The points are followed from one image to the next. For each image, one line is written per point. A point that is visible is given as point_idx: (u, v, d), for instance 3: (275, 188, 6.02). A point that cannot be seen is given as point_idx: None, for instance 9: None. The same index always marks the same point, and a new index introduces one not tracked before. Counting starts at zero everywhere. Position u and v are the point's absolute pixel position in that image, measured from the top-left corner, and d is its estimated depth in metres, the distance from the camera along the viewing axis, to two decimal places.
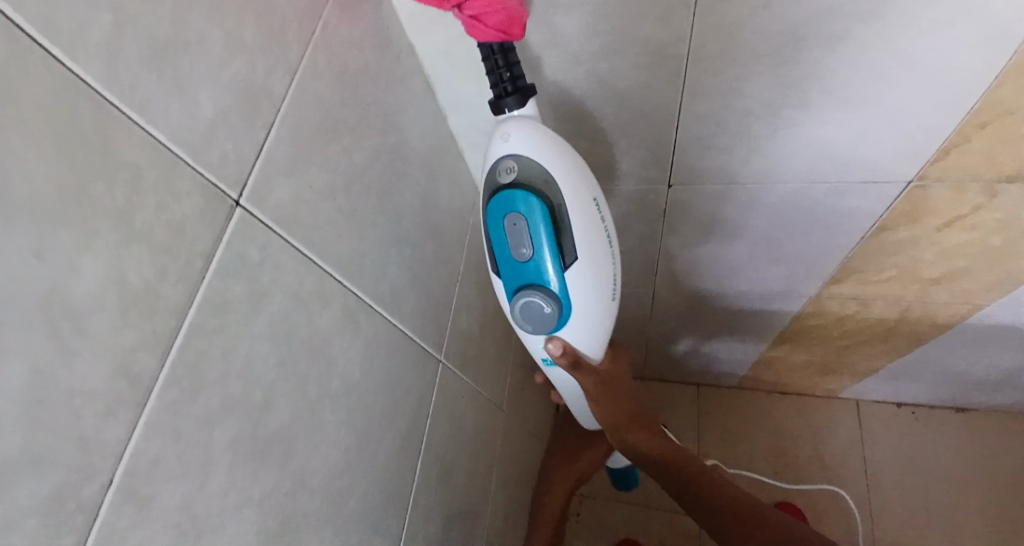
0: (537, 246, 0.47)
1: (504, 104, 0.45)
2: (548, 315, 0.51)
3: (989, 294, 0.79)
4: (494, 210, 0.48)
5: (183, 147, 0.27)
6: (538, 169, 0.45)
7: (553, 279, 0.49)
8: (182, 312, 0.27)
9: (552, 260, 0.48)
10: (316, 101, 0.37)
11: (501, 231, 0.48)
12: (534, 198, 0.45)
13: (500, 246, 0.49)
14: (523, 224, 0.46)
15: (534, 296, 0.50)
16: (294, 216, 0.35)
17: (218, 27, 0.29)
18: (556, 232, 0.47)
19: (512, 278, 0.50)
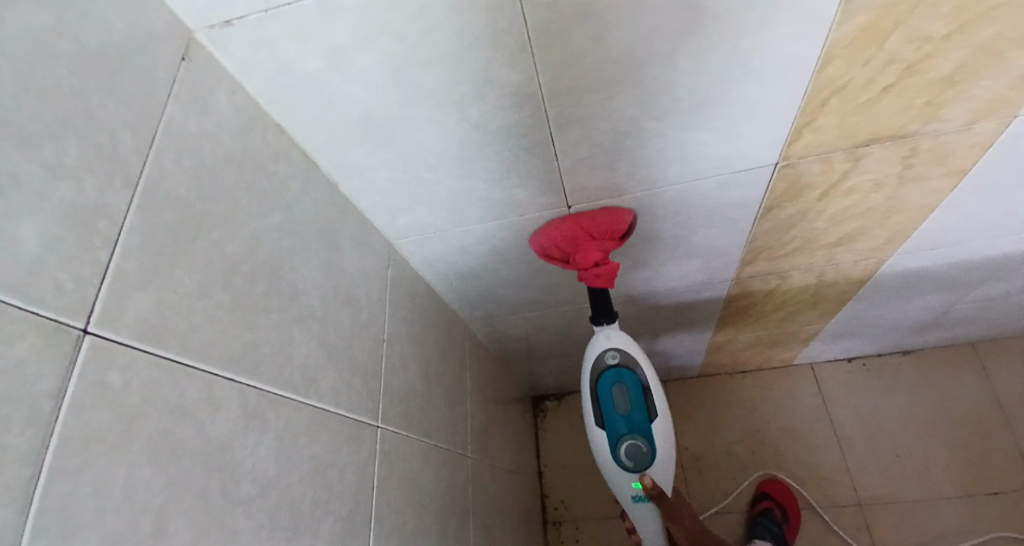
0: (634, 405, 0.69)
1: (598, 321, 0.72)
2: (644, 455, 0.68)
3: (889, 245, 0.83)
4: (601, 381, 0.70)
5: (9, 287, 0.26)
6: (631, 351, 0.70)
7: (645, 427, 0.69)
8: (35, 459, 0.26)
9: (644, 416, 0.69)
10: (170, 204, 0.36)
11: (607, 396, 0.70)
12: (633, 374, 0.70)
13: (605, 407, 0.70)
14: (625, 390, 0.70)
15: (635, 436, 0.68)
16: (160, 325, 0.34)
17: (32, 158, 0.28)
18: (645, 395, 0.70)
19: (614, 430, 0.69)
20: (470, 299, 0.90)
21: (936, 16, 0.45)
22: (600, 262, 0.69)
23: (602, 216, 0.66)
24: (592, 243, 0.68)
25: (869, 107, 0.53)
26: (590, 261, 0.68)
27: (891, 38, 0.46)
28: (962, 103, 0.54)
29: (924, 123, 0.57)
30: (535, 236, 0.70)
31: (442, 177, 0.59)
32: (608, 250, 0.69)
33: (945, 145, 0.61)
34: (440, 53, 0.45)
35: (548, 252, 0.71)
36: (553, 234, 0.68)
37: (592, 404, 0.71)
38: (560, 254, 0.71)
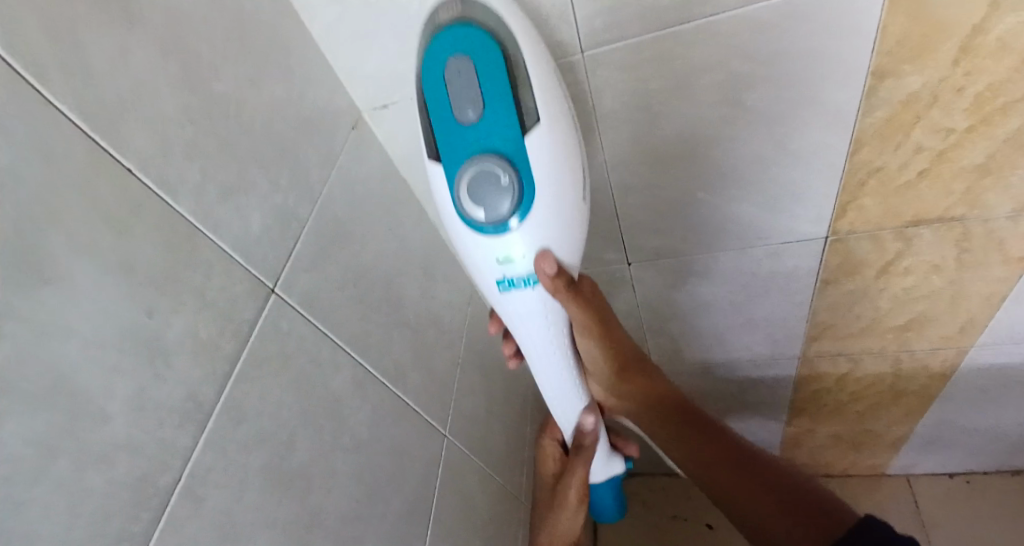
0: (487, 97, 0.39)
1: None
2: (507, 190, 0.41)
3: (967, 335, 0.80)
4: (431, 58, 0.40)
5: (242, 253, 0.41)
6: (487, 4, 0.39)
7: (509, 142, 0.40)
8: (232, 364, 0.39)
9: (506, 123, 0.40)
10: (331, 220, 0.51)
11: (438, 87, 0.40)
12: (482, 36, 0.38)
13: (438, 108, 0.41)
14: (471, 73, 0.39)
15: (486, 154, 0.40)
16: (313, 301, 0.47)
17: (265, 175, 0.44)
18: (510, 80, 0.39)
19: (454, 146, 0.41)
20: None
21: (956, 108, 0.51)
22: None
23: None
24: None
25: (908, 189, 0.59)
26: None
27: (915, 127, 0.53)
28: (1005, 190, 0.58)
29: (970, 208, 0.61)
30: None
31: None
32: None
33: (1000, 232, 0.63)
34: None
35: None
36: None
37: (422, 108, 0.42)
38: None
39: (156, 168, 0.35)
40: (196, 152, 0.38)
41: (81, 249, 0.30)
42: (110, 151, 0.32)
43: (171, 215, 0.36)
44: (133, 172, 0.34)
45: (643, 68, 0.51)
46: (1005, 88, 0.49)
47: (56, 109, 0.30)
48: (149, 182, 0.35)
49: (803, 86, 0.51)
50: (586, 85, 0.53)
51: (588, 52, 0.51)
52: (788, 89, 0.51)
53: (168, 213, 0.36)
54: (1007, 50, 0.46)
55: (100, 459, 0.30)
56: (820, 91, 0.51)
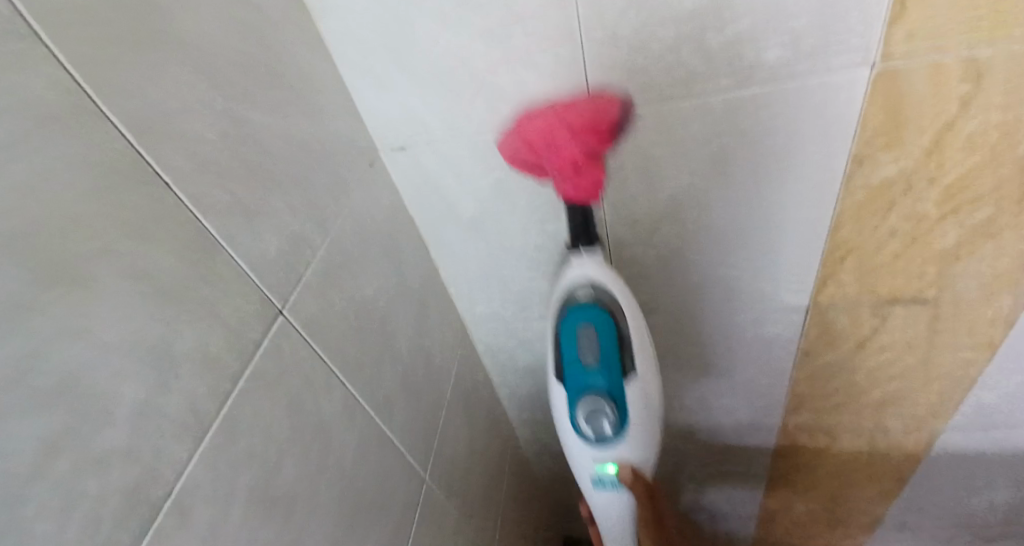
0: (603, 352, 0.56)
1: (577, 245, 0.61)
2: (610, 413, 0.56)
3: (938, 416, 0.82)
4: (567, 322, 0.57)
5: (256, 271, 0.42)
6: (608, 290, 0.58)
7: (610, 382, 0.55)
8: (233, 379, 0.40)
9: (614, 372, 0.56)
10: (340, 249, 0.53)
11: (571, 341, 0.57)
12: (605, 314, 0.57)
13: (567, 355, 0.57)
14: (593, 336, 0.56)
15: (597, 395, 0.55)
16: (315, 326, 0.48)
17: (285, 200, 0.46)
18: (620, 345, 0.57)
19: (576, 385, 0.56)
20: (524, 404, 0.95)
21: (928, 196, 0.55)
22: (580, 165, 0.57)
23: (579, 106, 0.54)
24: (570, 140, 0.55)
25: (883, 268, 0.63)
26: (567, 160, 0.57)
27: (891, 212, 0.57)
28: (974, 276, 0.62)
29: (939, 290, 0.64)
30: (503, 144, 0.58)
31: (517, 275, 0.73)
32: (592, 152, 0.56)
33: (969, 316, 0.66)
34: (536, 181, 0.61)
35: (525, 158, 0.58)
36: (525, 124, 0.56)
37: (553, 351, 0.59)
38: (539, 160, 0.58)
39: (189, 181, 0.37)
40: (226, 173, 0.40)
41: (110, 253, 0.32)
42: (153, 166, 0.35)
43: (200, 233, 0.38)
44: (171, 188, 0.36)
45: (642, 137, 0.56)
46: (973, 181, 0.54)
47: (109, 122, 0.32)
48: (185, 199, 0.37)
49: (789, 163, 0.55)
50: (591, 148, 0.57)
51: (597, 116, 0.55)
52: (775, 166, 0.56)
53: (192, 223, 0.37)
54: (974, 147, 0.51)
55: (100, 464, 0.31)
56: (804, 170, 0.55)
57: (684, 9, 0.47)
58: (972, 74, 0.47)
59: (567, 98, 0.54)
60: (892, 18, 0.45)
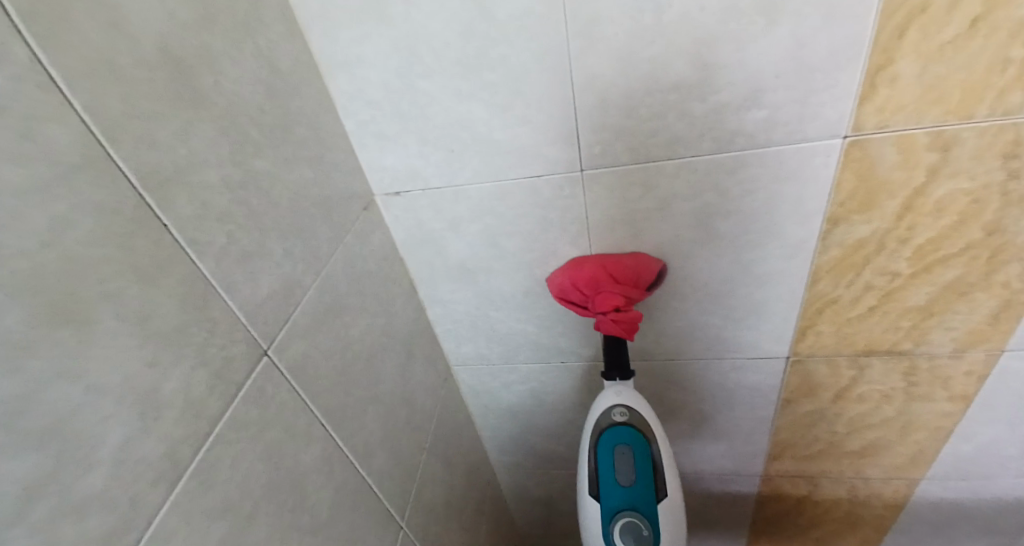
0: (638, 473, 0.60)
1: (613, 375, 0.64)
2: (647, 535, 0.57)
3: (915, 467, 0.83)
4: (604, 443, 0.61)
5: (246, 313, 0.42)
6: (644, 413, 0.61)
7: (645, 504, 0.58)
8: (215, 423, 0.39)
9: (650, 494, 0.59)
10: (330, 291, 0.53)
11: (608, 460, 0.60)
12: (642, 437, 0.60)
13: (604, 476, 0.60)
14: (629, 456, 0.60)
15: (632, 514, 0.58)
16: (300, 368, 0.48)
17: (280, 242, 0.46)
18: (654, 467, 0.60)
19: (613, 503, 0.59)
20: (506, 447, 0.94)
21: (900, 255, 0.58)
22: (621, 307, 0.61)
23: (625, 260, 0.62)
24: (614, 287, 0.61)
25: (858, 321, 0.65)
26: (611, 303, 0.61)
27: (865, 269, 0.59)
28: (946, 331, 0.64)
29: (916, 343, 0.66)
30: (552, 281, 0.65)
31: (505, 318, 0.73)
32: (632, 298, 0.61)
33: (943, 369, 0.68)
34: (526, 228, 0.63)
35: (570, 296, 0.65)
36: (575, 269, 0.63)
37: (590, 470, 0.62)
38: (581, 299, 0.64)
39: (188, 224, 0.38)
40: (225, 216, 0.41)
41: (105, 295, 0.32)
42: (154, 209, 0.35)
43: (195, 276, 0.38)
44: (170, 231, 0.36)
45: (629, 190, 0.57)
46: (942, 243, 0.56)
47: (115, 165, 0.33)
48: (182, 241, 0.37)
49: (768, 220, 0.57)
50: (581, 200, 0.59)
51: (587, 169, 0.57)
52: (755, 222, 0.58)
53: (189, 265, 0.38)
54: (942, 211, 0.54)
55: (73, 512, 0.30)
56: (783, 227, 0.57)
57: (671, 75, 0.49)
58: (939, 144, 0.50)
59: (613, 252, 0.63)
60: (863, 94, 0.48)
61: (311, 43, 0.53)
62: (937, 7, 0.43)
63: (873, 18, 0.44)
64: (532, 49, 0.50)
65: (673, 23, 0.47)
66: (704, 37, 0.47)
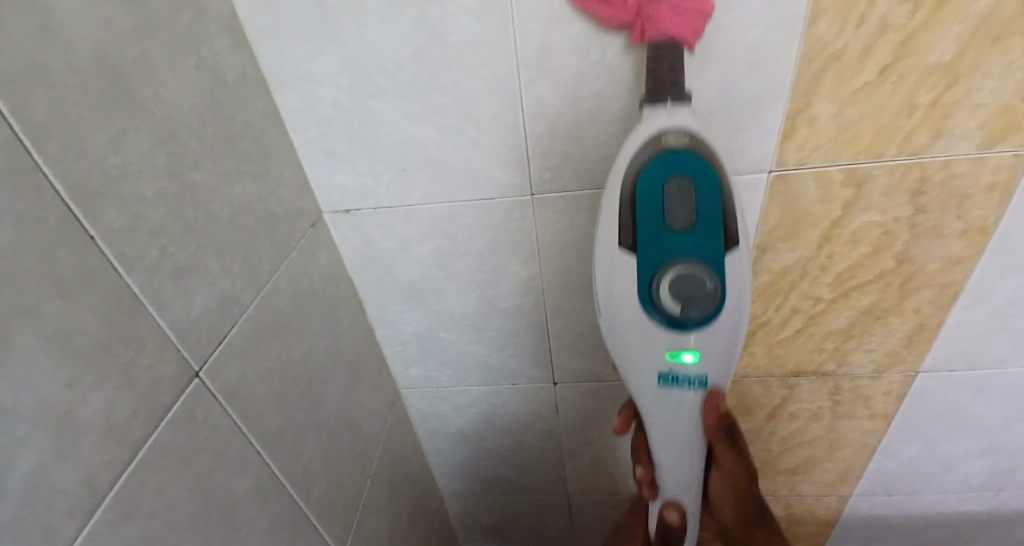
0: (705, 216, 0.40)
1: (663, 95, 0.41)
2: (709, 299, 0.42)
3: (844, 484, 0.87)
4: (651, 175, 0.39)
5: (176, 332, 0.41)
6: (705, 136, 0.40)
7: (712, 253, 0.40)
8: (138, 448, 0.37)
9: (717, 241, 0.40)
10: (270, 310, 0.52)
11: (655, 197, 0.40)
12: (709, 164, 0.39)
13: (647, 220, 0.40)
14: (691, 191, 0.39)
15: (693, 262, 0.40)
16: (234, 390, 0.47)
17: (218, 259, 0.45)
18: (724, 203, 0.40)
19: (661, 255, 0.41)
20: (455, 472, 0.92)
21: (823, 281, 0.62)
22: None
23: None
24: None
25: (786, 343, 0.68)
26: None
27: (791, 294, 0.63)
28: (866, 352, 0.68)
29: (839, 364, 0.70)
30: None
31: (455, 338, 0.73)
32: None
33: (864, 388, 0.72)
34: (476, 249, 0.63)
35: None
36: None
37: (626, 217, 0.41)
38: None
39: (117, 236, 0.36)
40: (158, 229, 0.39)
41: (24, 310, 0.31)
42: (80, 220, 0.34)
43: (122, 292, 0.36)
44: (96, 242, 0.35)
45: (576, 214, 0.59)
46: (859, 271, 0.60)
47: (42, 173, 0.32)
48: (109, 254, 0.36)
49: None
50: (531, 222, 0.60)
51: (536, 194, 0.58)
52: None
53: (115, 279, 0.36)
54: (859, 242, 0.58)
55: None
56: None
57: (616, 109, 0.52)
58: (853, 181, 0.54)
59: None
60: (785, 135, 0.51)
61: (260, 58, 0.52)
62: (850, 57, 0.47)
63: (793, 65, 0.48)
64: (484, 76, 0.51)
65: (617, 61, 0.49)
66: None
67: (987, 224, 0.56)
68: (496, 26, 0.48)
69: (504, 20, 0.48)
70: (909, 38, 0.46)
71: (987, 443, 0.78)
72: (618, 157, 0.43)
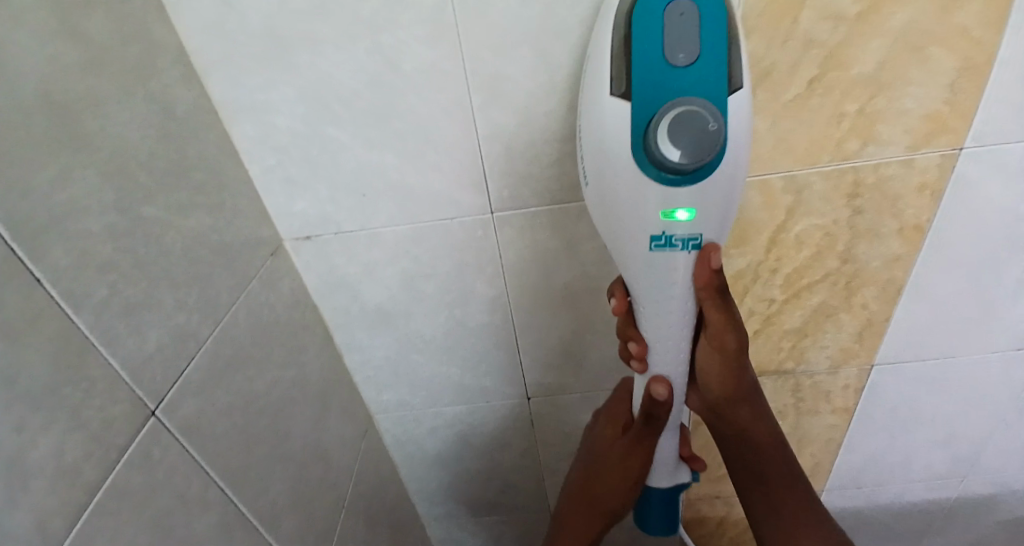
0: (706, 48, 0.37)
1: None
2: (711, 144, 0.38)
3: (814, 480, 0.89)
4: (649, 2, 0.37)
5: (128, 370, 0.40)
6: None
7: (713, 90, 0.38)
8: (91, 492, 0.36)
9: (718, 76, 0.38)
10: (230, 342, 0.51)
11: (654, 26, 0.37)
12: None
13: (644, 51, 0.38)
14: (692, 20, 0.37)
15: (693, 99, 0.38)
16: (194, 427, 0.46)
17: (172, 294, 0.45)
18: (727, 36, 0.38)
19: (659, 91, 0.38)
20: (433, 496, 0.91)
21: (775, 283, 0.64)
22: None
23: None
24: None
25: None
26: None
27: (746, 297, 0.65)
28: (822, 349, 0.71)
29: (797, 362, 0.72)
30: None
31: (426, 360, 0.73)
32: None
33: (824, 384, 0.75)
34: (440, 269, 0.64)
35: None
36: None
37: (619, 58, 0.39)
38: None
39: (64, 276, 0.36)
40: (108, 266, 0.39)
41: None
42: (25, 262, 0.33)
43: (70, 333, 0.36)
44: (42, 284, 0.34)
45: (537, 230, 0.60)
46: (807, 272, 0.63)
47: None
48: (55, 295, 0.35)
49: None
50: (493, 240, 0.61)
51: (496, 212, 0.59)
52: None
53: (63, 320, 0.35)
54: (805, 244, 0.61)
55: None
56: None
57: (568, 128, 0.53)
58: (793, 188, 0.56)
59: None
60: None
61: (212, 90, 0.52)
62: (780, 73, 0.50)
63: None
64: (438, 100, 0.52)
65: (565, 83, 0.51)
66: None
67: (921, 222, 0.59)
68: (447, 54, 0.50)
69: (454, 47, 0.50)
70: (833, 53, 0.49)
71: (944, 432, 0.81)
72: (609, 5, 0.42)
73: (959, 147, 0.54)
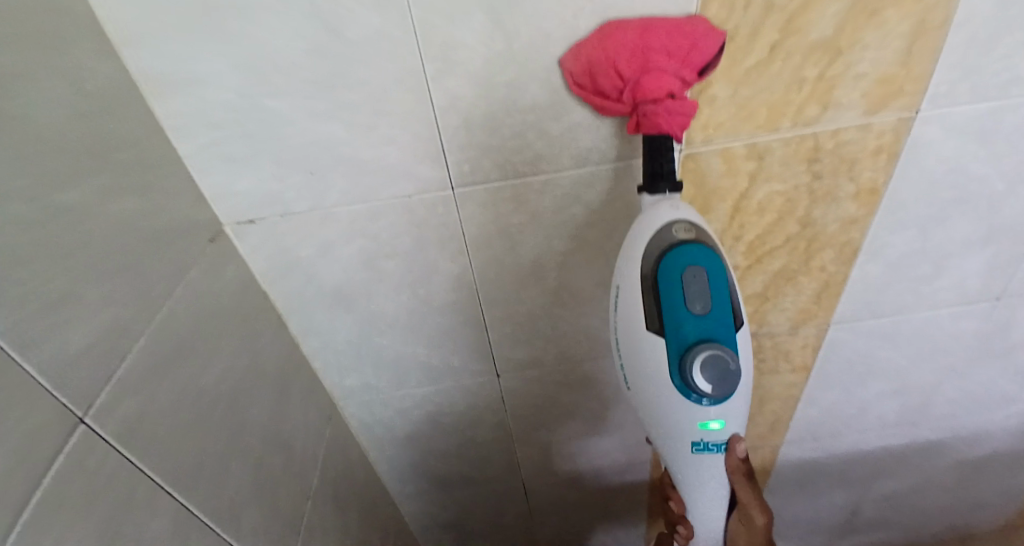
0: (715, 303, 0.47)
1: (658, 189, 0.49)
2: (731, 376, 0.47)
3: (776, 434, 0.92)
4: (670, 267, 0.46)
5: (47, 377, 0.37)
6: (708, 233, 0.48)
7: (727, 334, 0.47)
8: (18, 509, 0.34)
9: (727, 321, 0.47)
10: (171, 336, 0.48)
11: (675, 290, 0.46)
12: (714, 256, 0.47)
13: (671, 307, 0.47)
14: (704, 280, 0.46)
15: (716, 345, 0.46)
16: (133, 431, 0.43)
17: (97, 289, 0.41)
18: (728, 291, 0.48)
19: (687, 338, 0.47)
20: (404, 475, 0.91)
21: (736, 249, 0.64)
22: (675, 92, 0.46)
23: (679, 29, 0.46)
24: (668, 64, 0.46)
25: None
26: (664, 90, 0.46)
27: None
28: (781, 312, 0.72)
29: (759, 325, 0.74)
30: (570, 64, 0.49)
31: (389, 341, 0.71)
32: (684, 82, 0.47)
33: (784, 345, 0.77)
34: (399, 247, 0.61)
35: (599, 90, 0.48)
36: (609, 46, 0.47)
37: (648, 302, 0.48)
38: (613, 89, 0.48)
39: None
40: (17, 261, 0.35)
41: None
42: None
43: None
44: None
45: (500, 205, 0.59)
46: (767, 238, 0.64)
47: None
48: None
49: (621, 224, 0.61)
50: (455, 215, 0.59)
51: (458, 188, 0.57)
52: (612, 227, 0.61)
53: None
54: (765, 211, 0.61)
55: None
56: None
57: (528, 99, 0.51)
58: (755, 154, 0.56)
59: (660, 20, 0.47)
60: None
61: (132, 65, 0.48)
62: (741, 39, 0.49)
63: None
64: (391, 71, 0.49)
65: (522, 52, 0.49)
66: (549, 67, 0.50)
67: (876, 184, 0.60)
68: (394, 22, 0.47)
69: (402, 14, 0.47)
70: (793, 18, 0.48)
71: (896, 384, 0.85)
72: (628, 244, 0.49)
73: (915, 109, 0.55)
